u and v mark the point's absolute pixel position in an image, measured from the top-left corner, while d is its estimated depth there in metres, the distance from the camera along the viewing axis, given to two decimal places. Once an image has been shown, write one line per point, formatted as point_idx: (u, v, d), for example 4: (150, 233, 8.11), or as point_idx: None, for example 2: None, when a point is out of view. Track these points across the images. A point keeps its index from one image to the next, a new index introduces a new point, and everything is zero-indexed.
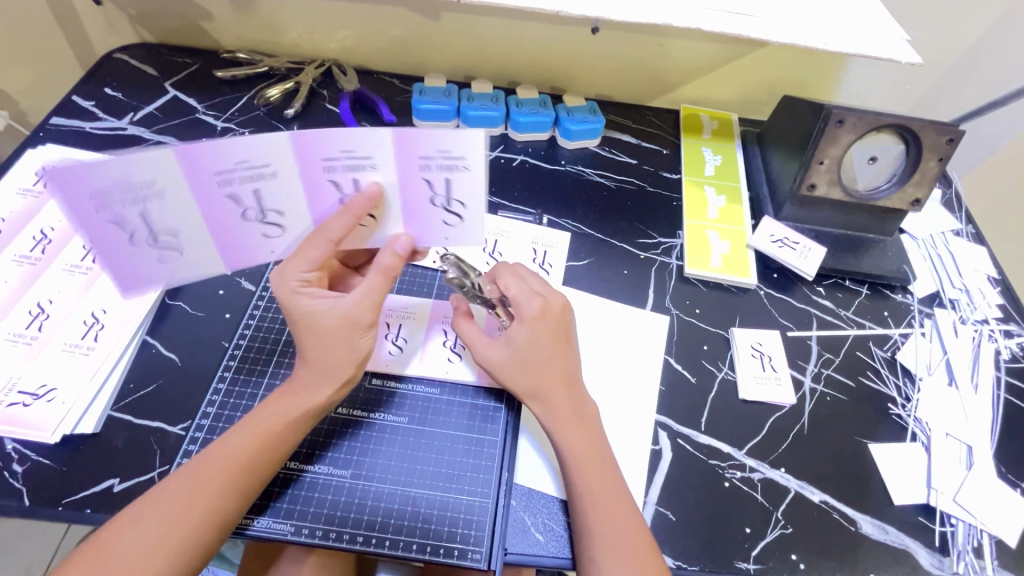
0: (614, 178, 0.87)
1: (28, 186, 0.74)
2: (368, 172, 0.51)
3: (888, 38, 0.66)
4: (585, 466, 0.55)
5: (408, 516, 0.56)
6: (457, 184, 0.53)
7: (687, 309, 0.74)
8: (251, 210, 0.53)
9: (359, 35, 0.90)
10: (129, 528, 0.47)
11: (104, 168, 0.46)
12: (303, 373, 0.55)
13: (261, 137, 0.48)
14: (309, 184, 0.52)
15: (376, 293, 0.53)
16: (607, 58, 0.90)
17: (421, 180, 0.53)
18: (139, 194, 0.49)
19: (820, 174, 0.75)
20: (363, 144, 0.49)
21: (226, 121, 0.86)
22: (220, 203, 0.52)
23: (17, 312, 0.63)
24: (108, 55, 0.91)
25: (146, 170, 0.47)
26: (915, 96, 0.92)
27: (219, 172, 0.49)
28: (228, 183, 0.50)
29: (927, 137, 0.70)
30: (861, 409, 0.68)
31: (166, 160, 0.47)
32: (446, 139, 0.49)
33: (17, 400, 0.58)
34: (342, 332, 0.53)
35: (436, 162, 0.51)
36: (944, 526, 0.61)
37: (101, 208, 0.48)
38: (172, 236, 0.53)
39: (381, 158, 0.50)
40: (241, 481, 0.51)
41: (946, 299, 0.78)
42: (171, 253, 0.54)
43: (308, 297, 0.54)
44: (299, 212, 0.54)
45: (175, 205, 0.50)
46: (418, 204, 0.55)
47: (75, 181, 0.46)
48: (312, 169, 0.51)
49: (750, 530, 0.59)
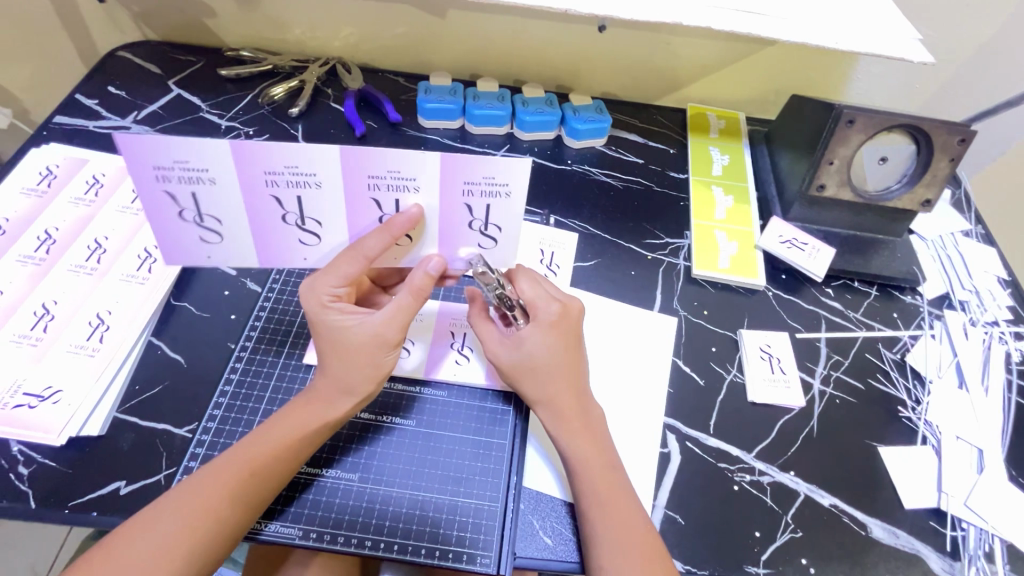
0: (621, 177, 0.86)
1: (31, 185, 0.73)
2: (410, 194, 0.52)
3: (901, 36, 0.65)
4: (594, 471, 0.54)
5: (416, 520, 0.55)
6: (497, 210, 0.54)
7: (695, 310, 0.74)
8: (291, 215, 0.53)
9: (363, 33, 0.89)
10: (137, 533, 0.47)
11: (165, 149, 0.47)
12: (325, 388, 0.55)
13: (314, 146, 0.48)
14: (351, 196, 0.51)
15: (405, 312, 0.54)
16: (614, 56, 0.89)
17: (462, 205, 0.53)
18: (193, 175, 0.48)
19: (830, 174, 0.75)
20: (409, 166, 0.49)
21: (230, 119, 0.85)
22: (263, 204, 0.51)
23: (22, 313, 0.63)
24: (111, 53, 0.91)
25: (201, 156, 0.47)
26: (925, 96, 0.91)
27: (268, 172, 0.49)
28: (274, 184, 0.50)
29: (939, 137, 0.70)
30: (871, 412, 0.68)
31: (220, 151, 0.47)
32: (494, 166, 0.50)
33: (22, 402, 0.58)
34: (371, 350, 0.54)
35: (479, 189, 0.52)
36: (955, 530, 0.61)
37: (159, 184, 0.49)
38: (217, 223, 0.53)
39: (425, 181, 0.51)
40: (250, 487, 0.50)
41: (956, 301, 0.78)
42: (211, 237, 0.54)
43: (339, 313, 0.54)
44: (336, 220, 0.54)
45: (221, 197, 0.50)
46: (456, 226, 0.55)
47: (142, 157, 0.47)
48: (356, 182, 0.50)
49: (759, 534, 0.59)
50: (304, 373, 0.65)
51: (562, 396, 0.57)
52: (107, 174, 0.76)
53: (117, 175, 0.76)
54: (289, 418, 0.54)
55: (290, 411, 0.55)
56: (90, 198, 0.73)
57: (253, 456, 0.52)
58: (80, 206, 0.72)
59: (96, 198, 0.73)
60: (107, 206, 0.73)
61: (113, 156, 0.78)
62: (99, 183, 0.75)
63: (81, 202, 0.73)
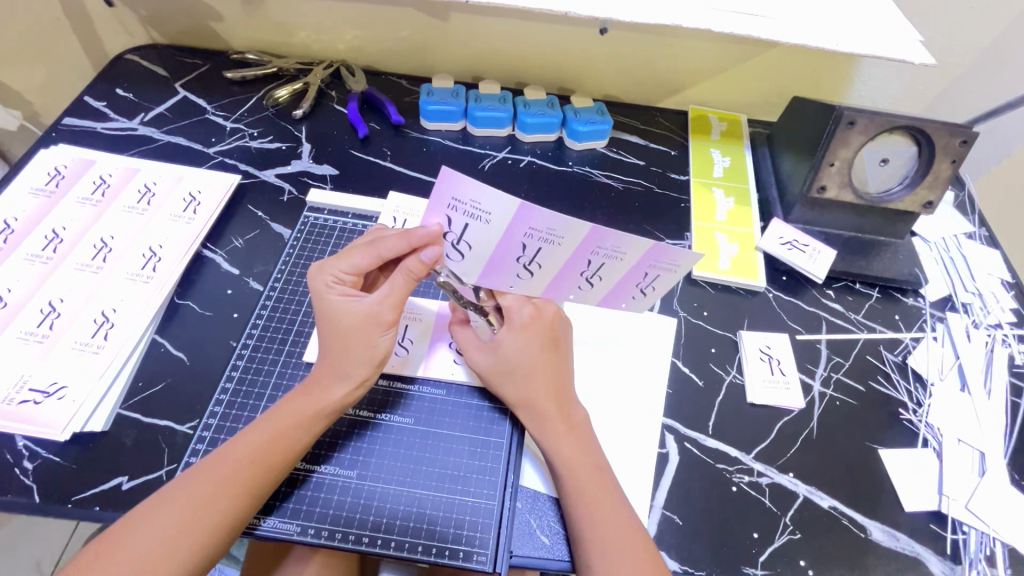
0: (622, 179, 0.86)
1: (40, 186, 0.74)
2: (614, 264, 0.56)
3: (901, 38, 0.65)
4: (578, 473, 0.54)
5: (413, 517, 0.56)
6: (663, 280, 0.58)
7: (695, 311, 0.74)
8: (524, 257, 0.55)
9: (367, 37, 0.90)
10: (141, 524, 0.48)
11: (470, 188, 0.49)
12: (323, 375, 0.56)
13: (572, 219, 0.51)
14: (575, 256, 0.55)
15: (399, 293, 0.55)
16: (617, 59, 0.89)
17: (643, 273, 0.58)
18: (474, 213, 0.51)
19: (830, 176, 0.74)
20: (629, 245, 0.54)
21: (235, 121, 0.86)
22: (511, 242, 0.53)
23: (29, 311, 0.64)
24: (120, 55, 0.92)
25: (492, 203, 0.50)
26: (929, 97, 0.91)
27: (531, 228, 0.52)
28: (529, 236, 0.53)
29: (940, 139, 0.70)
30: (871, 414, 0.68)
31: (511, 206, 0.49)
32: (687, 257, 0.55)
33: (27, 398, 0.59)
34: (362, 330, 0.55)
35: (661, 267, 0.56)
36: (956, 533, 0.60)
37: (446, 208, 0.52)
38: (464, 250, 0.55)
39: (631, 254, 0.55)
40: (251, 478, 0.51)
41: (959, 303, 0.77)
42: (453, 257, 0.56)
43: (339, 295, 0.56)
44: (541, 270, 0.57)
45: (484, 235, 0.53)
46: (624, 287, 0.60)
47: (525, 222, 0.51)
48: (584, 246, 0.54)
49: (757, 536, 0.59)
50: (304, 371, 0.65)
51: (538, 397, 0.57)
52: (114, 174, 0.77)
53: (123, 176, 0.77)
54: (293, 406, 0.55)
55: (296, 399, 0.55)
56: (97, 198, 0.74)
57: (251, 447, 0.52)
58: (88, 206, 0.73)
59: (103, 198, 0.74)
60: (113, 206, 0.74)
61: (120, 157, 0.79)
62: (106, 184, 0.76)
63: (88, 202, 0.74)
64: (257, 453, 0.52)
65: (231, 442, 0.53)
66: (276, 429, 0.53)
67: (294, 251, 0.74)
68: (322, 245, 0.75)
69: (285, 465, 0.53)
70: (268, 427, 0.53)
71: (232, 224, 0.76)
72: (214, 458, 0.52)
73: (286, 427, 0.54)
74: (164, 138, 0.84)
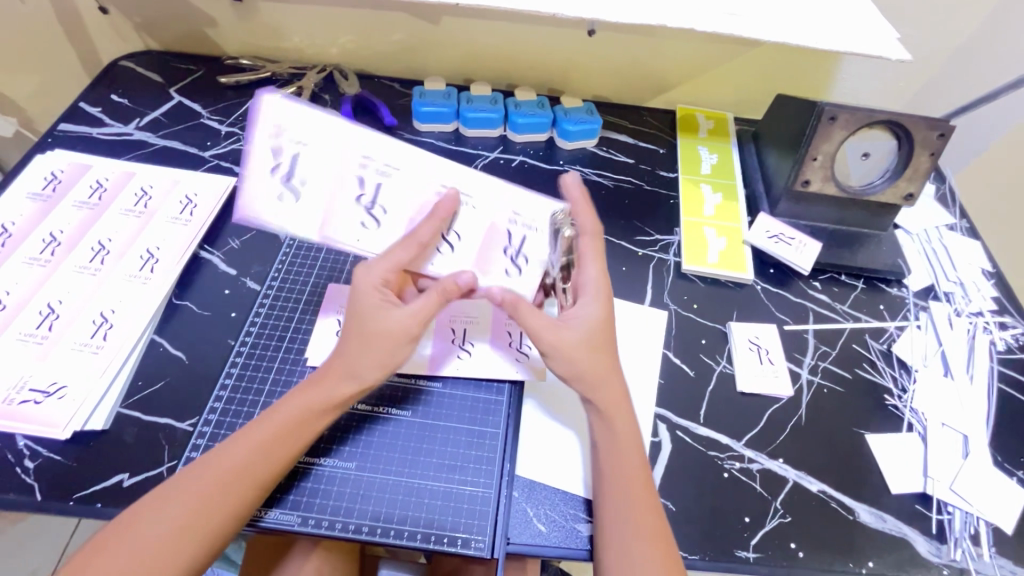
0: (612, 176, 0.88)
1: (37, 190, 0.75)
2: (532, 234, 0.61)
3: (880, 35, 0.67)
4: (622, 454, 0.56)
5: (412, 507, 0.57)
6: (533, 246, 0.61)
7: (685, 304, 0.75)
8: (363, 197, 0.58)
9: (359, 41, 0.92)
10: (151, 509, 0.48)
11: (287, 112, 0.55)
12: (308, 390, 0.55)
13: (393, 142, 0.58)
14: (415, 193, 0.59)
15: (430, 311, 0.55)
16: (606, 60, 0.91)
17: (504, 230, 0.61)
18: (293, 146, 0.56)
19: (813, 170, 0.76)
20: (397, 156, 0.58)
21: (229, 125, 0.88)
22: (262, 159, 0.56)
23: (29, 312, 0.65)
24: (114, 62, 0.93)
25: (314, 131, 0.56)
26: (908, 94, 0.94)
27: (364, 157, 0.57)
28: (364, 167, 0.57)
29: (919, 132, 0.72)
30: (857, 400, 0.69)
31: (335, 124, 0.57)
32: (522, 206, 0.61)
33: (28, 398, 0.59)
34: (386, 339, 0.54)
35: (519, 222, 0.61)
36: (941, 514, 0.62)
37: (270, 140, 0.55)
38: (300, 188, 0.56)
39: (480, 199, 0.60)
40: (254, 462, 0.52)
41: (941, 292, 0.79)
42: (291, 196, 0.56)
43: (382, 300, 0.56)
44: (311, 212, 0.57)
45: (315, 165, 0.56)
46: (491, 250, 0.61)
47: (351, 141, 0.57)
48: (346, 151, 0.57)
49: (749, 520, 0.60)
50: (303, 367, 0.66)
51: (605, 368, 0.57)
52: (110, 178, 0.78)
53: (120, 179, 0.78)
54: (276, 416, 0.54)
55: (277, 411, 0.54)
56: (93, 202, 0.75)
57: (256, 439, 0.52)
58: (84, 210, 0.74)
59: (100, 202, 0.75)
60: (110, 209, 0.75)
61: (117, 161, 0.80)
62: (102, 188, 0.77)
63: (85, 206, 0.75)
64: (240, 464, 0.51)
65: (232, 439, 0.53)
66: (282, 420, 0.53)
67: (290, 252, 0.75)
68: (319, 246, 0.76)
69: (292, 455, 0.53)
70: (276, 421, 0.53)
71: (228, 225, 0.78)
72: (205, 460, 0.51)
73: (268, 438, 0.52)
74: (160, 142, 0.85)
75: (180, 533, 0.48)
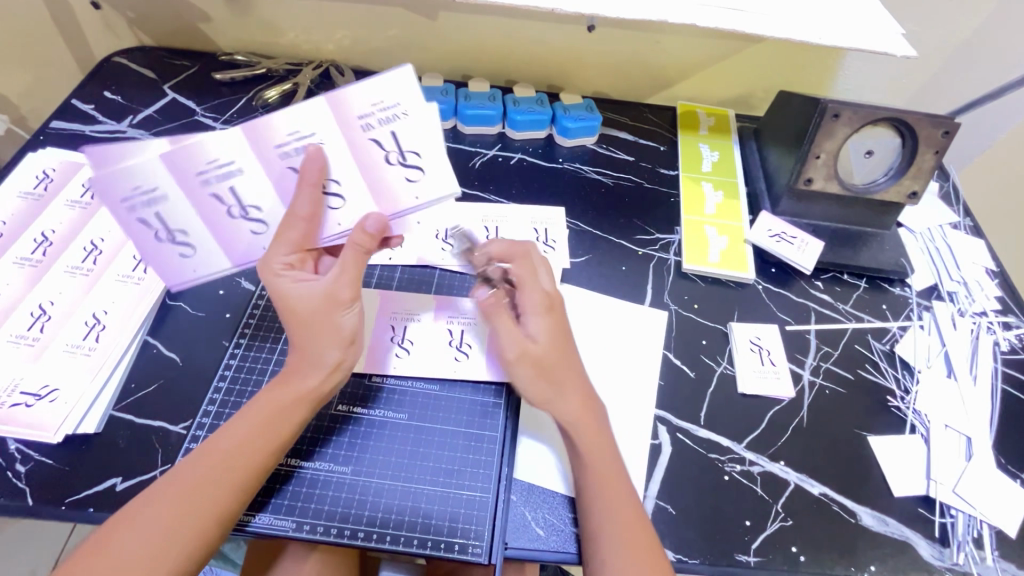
0: (611, 174, 0.87)
1: (28, 189, 0.74)
2: (401, 121, 0.55)
3: (884, 31, 0.66)
4: (596, 463, 0.55)
5: (408, 512, 0.56)
6: (405, 133, 0.56)
7: (685, 304, 0.74)
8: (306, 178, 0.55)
9: (356, 37, 0.90)
10: (140, 512, 0.47)
11: (192, 153, 0.52)
12: (271, 392, 0.54)
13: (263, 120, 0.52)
14: (266, 166, 0.54)
15: (352, 266, 0.53)
16: (606, 55, 0.90)
17: (369, 141, 0.55)
18: (223, 170, 0.53)
19: (816, 168, 0.75)
20: (240, 147, 0.52)
21: (224, 123, 0.87)
22: (132, 229, 0.54)
23: (19, 314, 0.64)
24: (107, 58, 0.92)
25: (223, 150, 0.52)
26: (911, 90, 0.92)
27: (277, 143, 0.53)
28: (286, 154, 0.54)
29: (923, 129, 0.71)
30: (859, 401, 0.68)
31: (237, 137, 0.52)
32: (374, 90, 0.53)
33: (19, 401, 0.59)
34: (324, 311, 0.52)
35: (376, 118, 0.55)
36: (944, 517, 0.61)
37: (203, 187, 0.53)
38: (258, 211, 0.56)
39: (322, 129, 0.54)
40: (240, 466, 0.51)
41: (944, 292, 0.78)
42: (259, 228, 0.56)
43: (289, 279, 0.53)
44: (213, 248, 0.56)
45: (252, 180, 0.54)
46: (373, 167, 0.56)
47: (263, 137, 0.53)
48: (189, 182, 0.53)
49: (750, 523, 0.59)
50: None
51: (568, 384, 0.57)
52: None
53: None
54: (239, 425, 0.52)
55: (240, 420, 0.53)
56: (85, 201, 0.74)
57: (242, 444, 0.52)
58: (76, 209, 0.73)
59: (92, 201, 0.74)
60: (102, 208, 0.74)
61: None
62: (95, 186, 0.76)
63: (76, 205, 0.74)
64: (223, 467, 0.50)
65: (214, 442, 0.52)
66: (253, 422, 0.53)
67: None
68: None
69: (272, 459, 0.53)
70: (252, 421, 0.53)
71: None
72: (188, 464, 0.50)
73: (240, 441, 0.52)
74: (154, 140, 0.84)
75: (170, 536, 0.47)
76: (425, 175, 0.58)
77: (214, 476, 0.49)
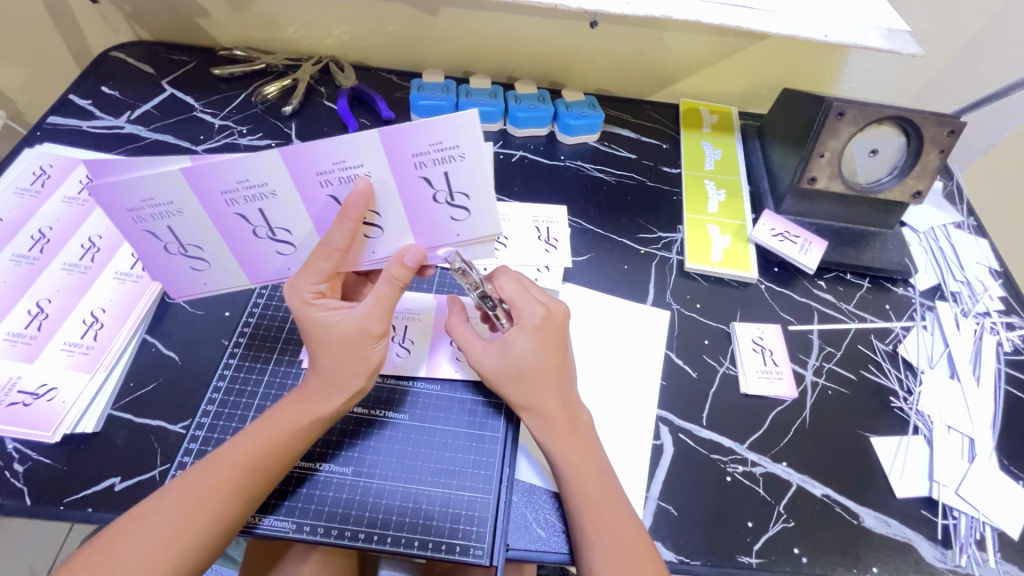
0: (613, 172, 0.86)
1: (24, 185, 0.73)
2: (457, 164, 0.50)
3: (888, 29, 0.65)
4: (582, 476, 0.54)
5: (410, 514, 0.56)
6: (458, 176, 0.51)
7: (688, 304, 0.74)
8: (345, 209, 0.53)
9: (355, 32, 0.90)
10: (147, 513, 0.47)
11: (223, 174, 0.49)
12: (290, 408, 0.54)
13: (309, 145, 0.47)
14: (304, 194, 0.51)
15: (387, 301, 0.54)
16: (608, 52, 0.89)
17: (418, 177, 0.50)
18: (257, 192, 0.50)
19: (820, 167, 0.75)
20: (281, 176, 0.49)
21: (223, 119, 0.86)
22: (141, 237, 0.53)
23: (16, 312, 0.63)
24: (104, 53, 0.91)
25: (259, 173, 0.49)
26: (915, 88, 0.92)
27: (320, 171, 0.49)
28: (326, 181, 0.50)
29: (929, 128, 0.70)
30: (862, 401, 0.68)
31: (273, 163, 0.48)
32: (439, 130, 0.47)
33: (16, 400, 0.58)
34: (353, 344, 0.53)
35: (430, 157, 0.49)
36: (946, 519, 0.61)
37: (229, 206, 0.51)
38: (287, 233, 0.55)
39: (373, 163, 0.49)
40: (250, 470, 0.51)
41: (948, 292, 0.78)
42: (285, 247, 0.56)
43: (322, 309, 0.54)
44: (226, 261, 0.57)
45: (285, 206, 0.52)
46: (421, 203, 0.52)
47: (305, 164, 0.49)
48: (211, 200, 0.50)
49: (751, 524, 0.59)
50: (298, 369, 0.65)
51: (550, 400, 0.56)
52: None
53: None
54: (248, 438, 0.52)
55: (249, 433, 0.53)
56: (82, 198, 0.73)
57: (253, 449, 0.51)
58: (73, 206, 0.73)
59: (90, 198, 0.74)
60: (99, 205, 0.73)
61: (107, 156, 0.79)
62: None
63: (74, 202, 0.73)
64: (232, 471, 0.50)
65: (225, 448, 0.52)
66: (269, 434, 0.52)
67: None
68: None
69: (282, 466, 0.52)
70: (265, 431, 0.53)
71: None
72: (197, 468, 0.50)
73: (252, 449, 0.51)
74: (152, 135, 0.83)
75: (177, 539, 0.47)
76: (472, 215, 0.54)
77: (218, 484, 0.49)
